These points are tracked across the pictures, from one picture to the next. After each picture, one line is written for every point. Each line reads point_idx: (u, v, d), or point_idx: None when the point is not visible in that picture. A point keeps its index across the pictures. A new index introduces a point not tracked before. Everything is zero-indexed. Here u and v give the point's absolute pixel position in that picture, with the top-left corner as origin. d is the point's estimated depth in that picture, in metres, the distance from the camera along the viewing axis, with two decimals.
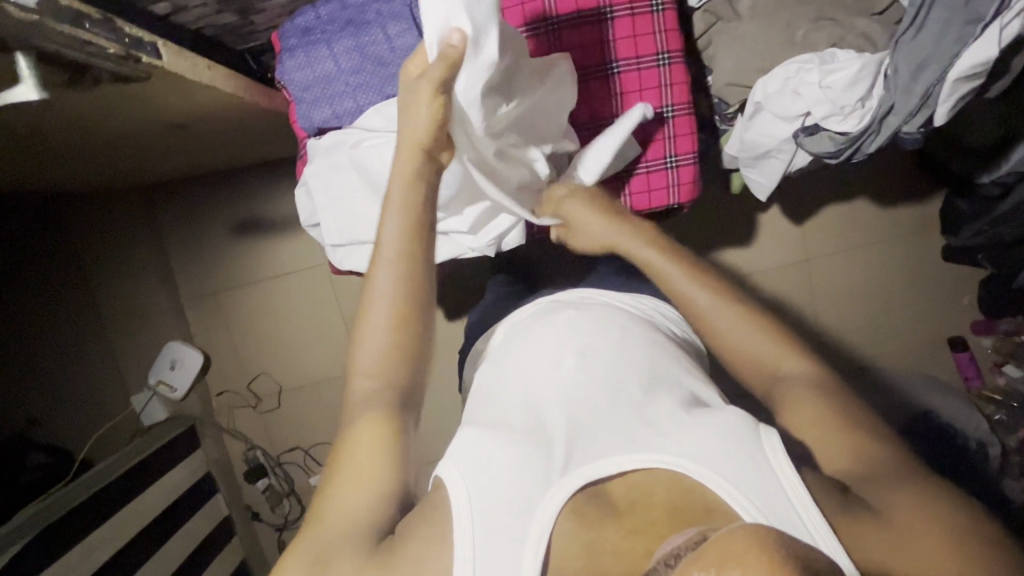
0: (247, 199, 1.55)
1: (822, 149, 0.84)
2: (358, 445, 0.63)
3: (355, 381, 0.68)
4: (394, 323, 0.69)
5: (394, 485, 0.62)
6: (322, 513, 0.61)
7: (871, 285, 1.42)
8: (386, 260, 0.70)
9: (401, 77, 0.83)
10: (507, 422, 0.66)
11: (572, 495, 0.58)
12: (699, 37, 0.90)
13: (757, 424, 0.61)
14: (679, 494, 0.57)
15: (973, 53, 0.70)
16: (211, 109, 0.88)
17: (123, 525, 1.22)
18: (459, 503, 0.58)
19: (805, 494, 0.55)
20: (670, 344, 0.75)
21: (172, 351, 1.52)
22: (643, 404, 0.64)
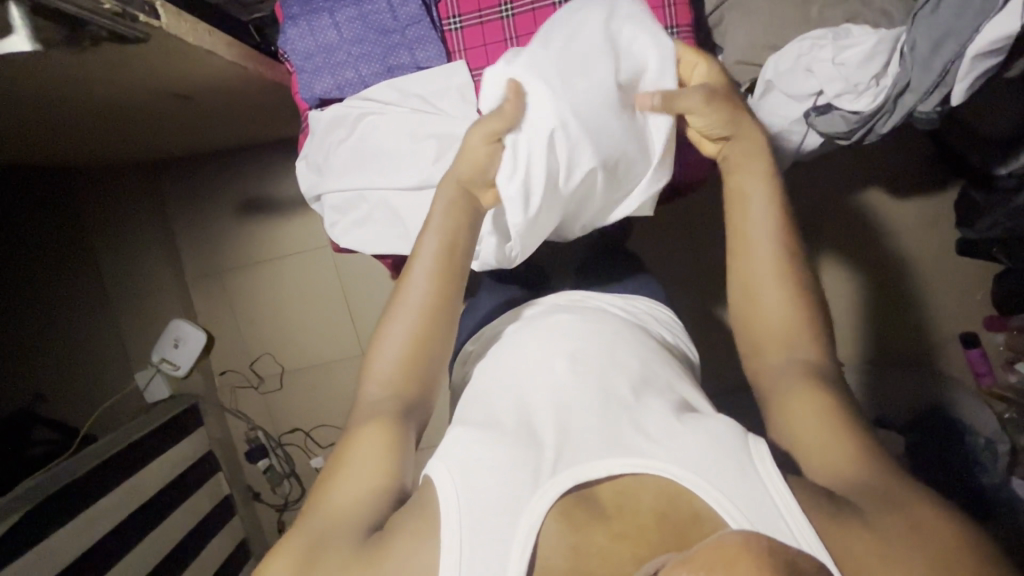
0: (255, 178, 1.55)
1: (833, 129, 0.82)
2: (364, 445, 0.63)
3: (368, 384, 0.69)
4: (413, 339, 0.69)
5: (389, 485, 0.61)
6: (320, 509, 0.60)
7: (879, 279, 1.40)
8: (417, 278, 0.71)
9: (404, 47, 0.83)
10: (498, 423, 0.63)
11: (559, 498, 0.56)
12: (711, 10, 0.88)
13: (747, 432, 0.59)
14: (668, 501, 0.55)
15: (993, 28, 0.67)
16: (211, 78, 0.87)
17: (128, 494, 1.23)
18: (447, 506, 0.56)
19: (798, 511, 0.53)
20: (661, 351, 0.72)
21: (176, 329, 1.54)
22: (633, 409, 0.62)
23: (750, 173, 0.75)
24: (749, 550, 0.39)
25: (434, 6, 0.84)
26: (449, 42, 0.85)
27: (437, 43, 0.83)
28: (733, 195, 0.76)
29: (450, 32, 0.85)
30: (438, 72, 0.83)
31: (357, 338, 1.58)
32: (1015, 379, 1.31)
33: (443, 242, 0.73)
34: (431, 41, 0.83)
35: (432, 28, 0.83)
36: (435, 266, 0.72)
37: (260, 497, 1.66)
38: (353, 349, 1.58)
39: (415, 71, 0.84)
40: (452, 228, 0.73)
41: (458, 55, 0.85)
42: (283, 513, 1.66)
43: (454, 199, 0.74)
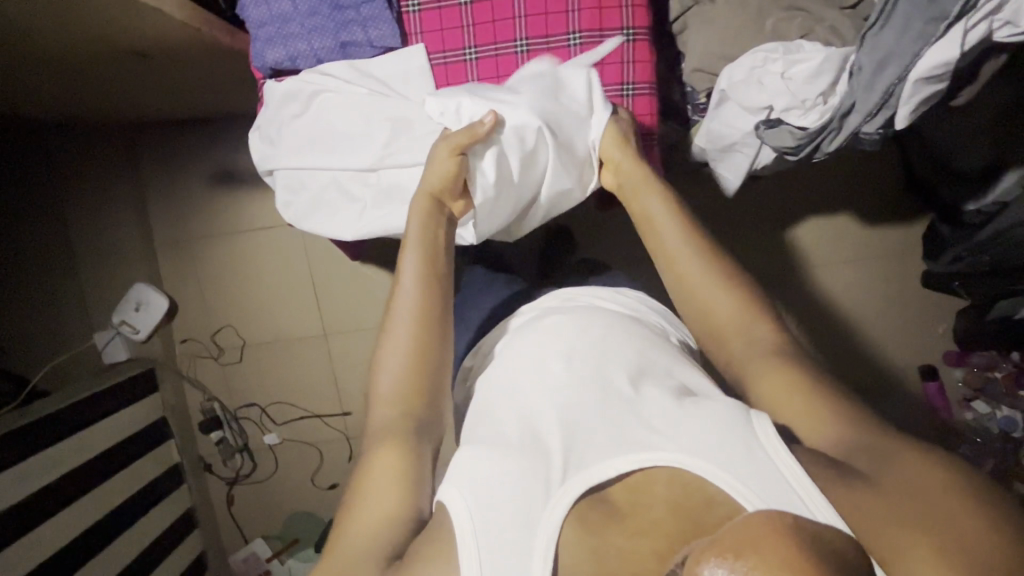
0: (222, 145, 1.48)
1: (781, 143, 0.86)
2: (377, 471, 0.63)
3: (376, 408, 0.68)
4: (408, 359, 0.69)
5: (406, 510, 0.61)
6: (343, 538, 0.60)
7: (845, 296, 1.44)
8: (404, 292, 0.72)
9: (358, 24, 0.82)
10: (503, 432, 0.63)
11: (574, 500, 0.57)
12: (675, 19, 0.91)
13: (749, 410, 0.61)
14: (681, 491, 0.56)
15: (934, 54, 0.70)
16: (177, 40, 0.83)
17: (67, 456, 1.17)
18: (456, 513, 0.57)
19: (817, 494, 0.53)
20: (656, 338, 0.73)
21: (136, 292, 1.48)
22: (635, 400, 0.63)
23: (635, 183, 0.81)
24: (779, 538, 0.41)
25: None
26: (407, 24, 0.84)
27: (392, 23, 0.82)
28: (639, 218, 0.81)
29: (409, 13, 0.84)
30: (396, 54, 0.83)
31: (321, 316, 1.54)
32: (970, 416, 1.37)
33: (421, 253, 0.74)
34: (386, 19, 0.82)
35: (389, 8, 0.82)
36: (416, 281, 0.72)
37: (211, 469, 1.61)
38: (317, 328, 1.55)
39: (370, 50, 0.84)
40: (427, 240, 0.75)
41: (415, 38, 0.84)
42: (234, 487, 1.61)
43: (426, 211, 0.76)
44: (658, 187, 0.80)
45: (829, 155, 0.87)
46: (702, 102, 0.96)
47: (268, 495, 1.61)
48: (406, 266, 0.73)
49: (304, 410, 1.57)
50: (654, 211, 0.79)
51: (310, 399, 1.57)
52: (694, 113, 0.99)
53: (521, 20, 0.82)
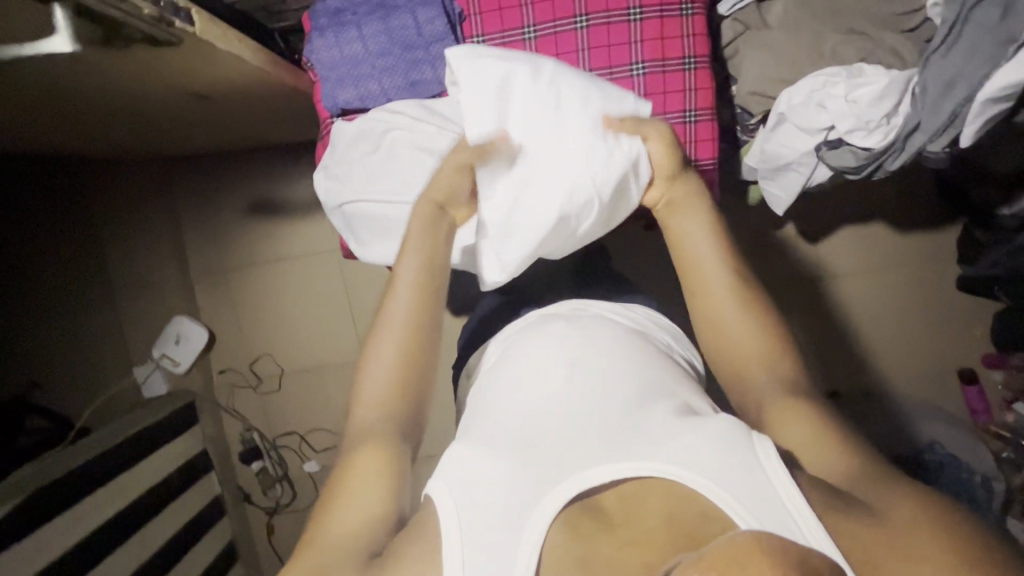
0: (265, 181, 1.55)
1: (843, 163, 0.83)
2: (360, 469, 0.65)
3: (360, 407, 0.70)
4: (396, 356, 0.71)
5: (389, 511, 0.64)
6: (323, 533, 0.62)
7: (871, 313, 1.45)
8: (401, 293, 0.74)
9: (427, 64, 0.82)
10: (502, 436, 0.64)
11: (564, 506, 0.57)
12: (726, 44, 0.89)
13: (751, 431, 0.60)
14: (674, 503, 0.56)
15: (1002, 76, 0.68)
16: (234, 81, 0.88)
17: (117, 495, 1.22)
18: (447, 518, 0.58)
19: (808, 513, 0.54)
20: (658, 355, 0.73)
21: (177, 326, 1.55)
22: (631, 408, 0.64)
23: (686, 206, 0.79)
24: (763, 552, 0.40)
25: (459, 24, 0.84)
26: None
27: None
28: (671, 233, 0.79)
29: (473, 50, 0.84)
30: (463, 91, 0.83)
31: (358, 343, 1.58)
32: (1011, 418, 1.37)
33: (421, 258, 0.75)
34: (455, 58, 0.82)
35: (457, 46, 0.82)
36: (414, 285, 0.74)
37: (250, 499, 1.64)
38: (354, 355, 1.58)
39: (438, 87, 0.83)
40: (429, 242, 0.76)
41: None
42: (274, 516, 1.64)
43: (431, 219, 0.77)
44: (700, 206, 0.79)
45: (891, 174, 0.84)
46: (753, 122, 0.93)
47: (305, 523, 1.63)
48: (405, 266, 0.75)
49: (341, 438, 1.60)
50: (703, 252, 0.77)
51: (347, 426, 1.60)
52: (743, 134, 0.96)
53: (585, 51, 0.82)
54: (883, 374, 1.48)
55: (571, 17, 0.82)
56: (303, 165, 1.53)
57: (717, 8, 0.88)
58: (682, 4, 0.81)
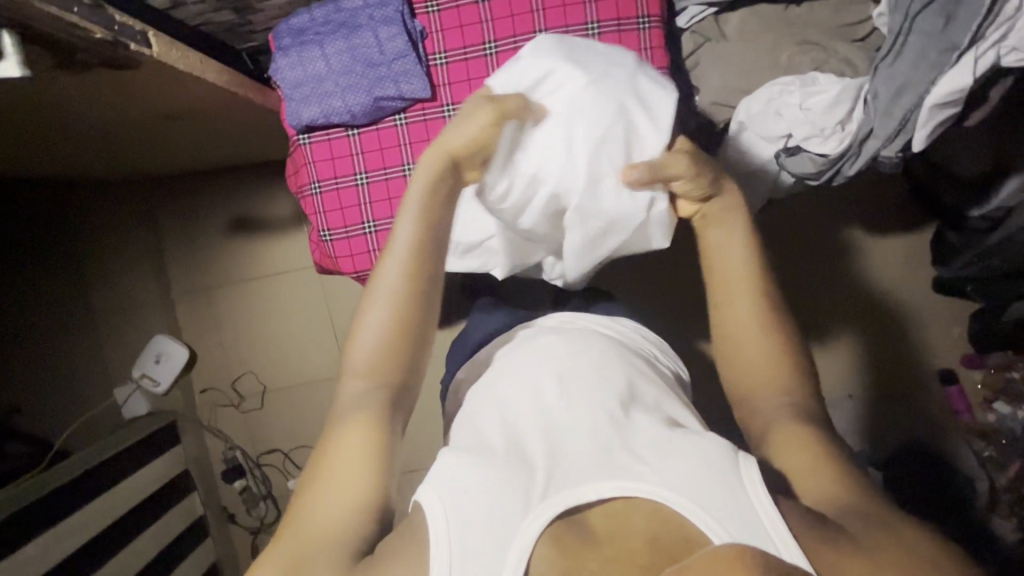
0: (245, 198, 1.56)
1: (801, 170, 0.85)
2: (346, 438, 0.65)
3: (349, 373, 0.70)
4: (389, 322, 0.70)
5: (375, 496, 0.62)
6: (305, 515, 0.61)
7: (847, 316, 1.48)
8: (397, 259, 0.70)
9: (390, 80, 0.83)
10: (492, 445, 0.65)
11: (550, 521, 0.57)
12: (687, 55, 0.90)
13: (737, 451, 0.61)
14: (659, 524, 0.56)
15: (947, 82, 0.70)
16: (203, 102, 0.89)
17: (96, 517, 1.20)
18: (435, 528, 0.58)
19: (786, 530, 0.55)
20: (646, 370, 0.75)
21: (157, 344, 1.53)
22: (623, 424, 0.65)
23: (717, 218, 0.79)
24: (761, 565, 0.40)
25: (421, 41, 0.85)
26: (433, 77, 0.85)
27: (423, 77, 0.83)
28: (710, 252, 0.79)
29: (436, 66, 0.85)
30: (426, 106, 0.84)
31: (341, 358, 1.58)
32: (994, 417, 1.41)
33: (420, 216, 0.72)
34: (418, 75, 0.83)
35: (419, 62, 0.83)
36: (410, 248, 0.70)
37: (235, 519, 1.62)
38: (337, 370, 1.58)
39: (401, 103, 0.84)
40: (433, 196, 0.72)
41: (442, 90, 0.85)
42: (258, 535, 1.62)
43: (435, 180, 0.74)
44: (743, 228, 0.79)
45: (849, 179, 0.85)
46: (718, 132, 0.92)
47: None
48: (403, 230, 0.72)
49: None
50: (733, 273, 0.77)
51: None
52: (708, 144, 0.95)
53: None
54: (863, 376, 1.49)
55: (532, 32, 0.83)
56: (282, 181, 1.54)
57: (676, 21, 0.90)
58: (639, 18, 0.83)
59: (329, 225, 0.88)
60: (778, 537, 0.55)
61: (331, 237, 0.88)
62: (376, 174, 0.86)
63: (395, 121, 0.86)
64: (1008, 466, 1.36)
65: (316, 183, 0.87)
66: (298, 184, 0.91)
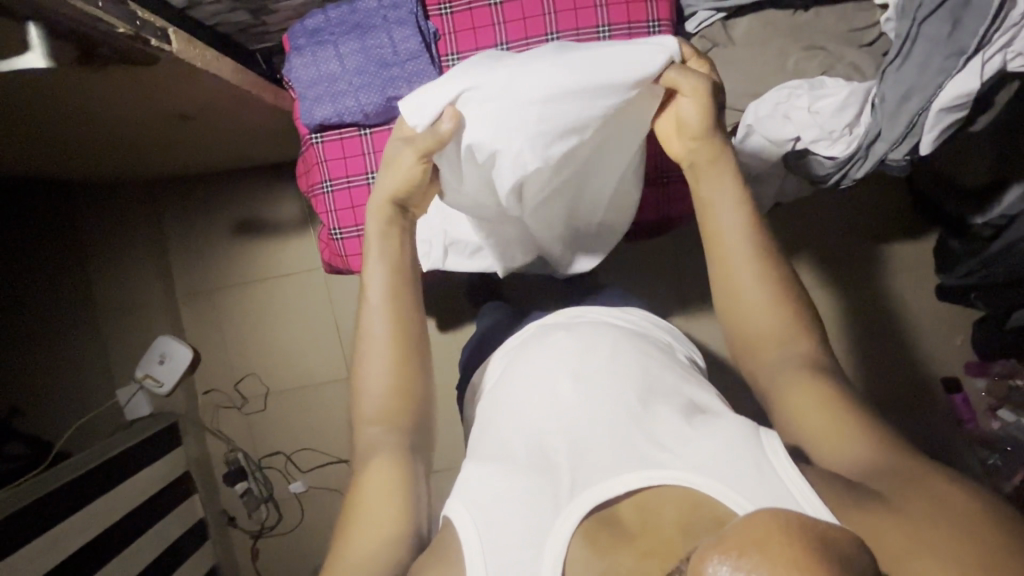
0: (251, 200, 1.56)
1: (810, 172, 0.85)
2: (374, 481, 0.66)
3: (364, 424, 0.72)
4: (388, 363, 0.73)
5: (410, 525, 0.64)
6: (345, 557, 0.62)
7: (851, 322, 1.48)
8: (376, 304, 0.74)
9: (403, 80, 0.83)
10: (511, 451, 0.65)
11: (581, 519, 0.58)
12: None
13: (757, 427, 0.61)
14: (689, 510, 0.56)
15: (956, 85, 0.71)
16: (217, 102, 0.90)
17: (97, 517, 1.19)
18: (467, 536, 0.58)
19: (812, 495, 0.55)
20: (662, 357, 0.74)
21: (161, 345, 1.53)
22: (643, 414, 0.65)
23: (712, 172, 0.75)
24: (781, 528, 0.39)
25: (434, 43, 0.86)
26: None
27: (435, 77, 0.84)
28: (703, 206, 0.76)
29: (448, 68, 0.86)
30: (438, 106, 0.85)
31: (345, 360, 1.57)
32: (998, 425, 1.39)
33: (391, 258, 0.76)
34: (430, 75, 0.84)
35: (432, 63, 0.84)
36: (388, 296, 0.74)
37: (234, 522, 1.60)
38: (341, 372, 1.58)
39: None
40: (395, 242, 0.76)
41: None
42: (258, 540, 1.60)
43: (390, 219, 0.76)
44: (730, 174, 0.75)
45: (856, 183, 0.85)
46: None
47: (291, 547, 1.59)
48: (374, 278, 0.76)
49: (327, 457, 1.58)
50: (728, 224, 0.74)
51: (334, 445, 1.58)
52: None
53: None
54: (869, 383, 1.48)
55: (543, 35, 0.84)
56: (288, 184, 1.55)
57: (685, 25, 0.91)
58: (650, 22, 0.85)
59: (339, 223, 0.89)
60: (815, 509, 0.54)
61: (341, 236, 0.89)
62: None
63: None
64: (1014, 475, 1.32)
65: (328, 182, 0.88)
66: (309, 183, 0.91)
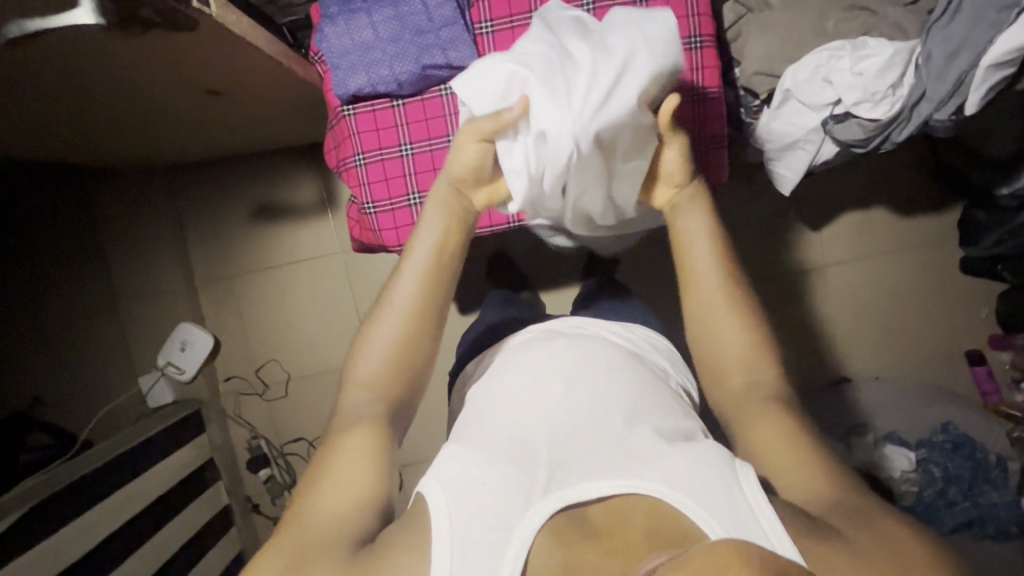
0: (268, 184, 1.55)
1: (850, 136, 0.84)
2: (349, 450, 0.65)
3: (353, 390, 0.71)
4: (398, 342, 0.72)
5: (374, 502, 0.63)
6: (304, 516, 0.61)
7: (875, 296, 1.48)
8: (408, 279, 0.74)
9: (438, 47, 0.82)
10: (496, 443, 0.65)
11: (548, 516, 0.57)
12: (728, 26, 0.90)
13: (734, 458, 0.62)
14: (657, 521, 0.56)
15: (1006, 39, 0.69)
16: (245, 73, 0.89)
17: (127, 500, 1.20)
18: (439, 523, 0.57)
19: (779, 525, 0.55)
20: (650, 376, 0.75)
21: (181, 332, 1.47)
22: (625, 428, 0.65)
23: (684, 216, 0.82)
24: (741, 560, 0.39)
25: (467, 10, 0.84)
26: (480, 45, 0.85)
27: (470, 44, 0.82)
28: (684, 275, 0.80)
29: (482, 35, 0.85)
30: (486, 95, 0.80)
31: None
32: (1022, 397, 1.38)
33: (435, 240, 0.76)
34: (465, 42, 0.82)
35: (466, 30, 0.83)
36: (419, 277, 0.74)
37: (259, 509, 1.62)
38: None
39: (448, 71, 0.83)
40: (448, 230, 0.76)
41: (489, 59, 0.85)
42: None
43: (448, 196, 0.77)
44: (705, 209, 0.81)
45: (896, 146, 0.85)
46: (757, 103, 0.95)
47: None
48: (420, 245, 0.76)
49: None
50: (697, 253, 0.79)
51: None
52: (747, 116, 0.97)
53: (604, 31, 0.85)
54: (893, 359, 1.48)
55: None
56: (308, 167, 1.54)
57: None
58: None
59: (372, 197, 0.88)
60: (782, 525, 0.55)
61: (375, 210, 0.88)
62: (421, 145, 0.86)
63: (440, 91, 0.85)
64: None
65: (361, 155, 0.87)
66: (340, 157, 0.91)
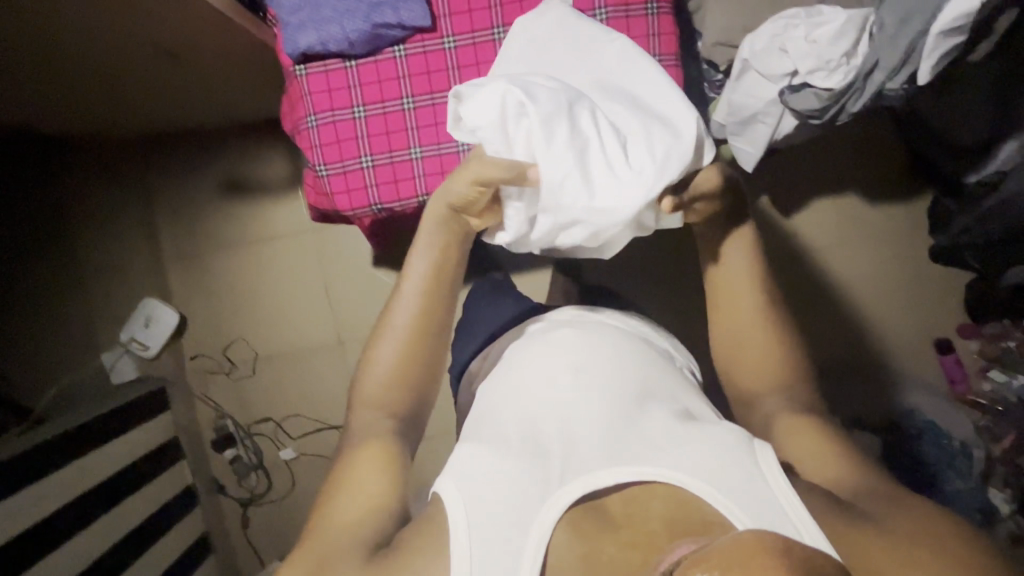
0: (237, 159, 1.53)
1: (806, 106, 0.83)
2: (361, 462, 0.66)
3: (362, 407, 0.72)
4: (400, 355, 0.73)
5: (391, 512, 0.64)
6: (324, 526, 0.63)
7: (844, 282, 1.48)
8: (410, 296, 0.73)
9: (388, 6, 0.81)
10: (508, 437, 0.65)
11: (569, 509, 0.58)
12: None
13: (753, 440, 0.63)
14: (677, 510, 0.57)
15: (955, 5, 0.70)
16: (198, 30, 0.87)
17: (84, 473, 1.17)
18: (456, 521, 0.58)
19: (801, 511, 0.56)
20: (659, 360, 0.75)
21: (146, 308, 1.50)
22: (638, 416, 0.65)
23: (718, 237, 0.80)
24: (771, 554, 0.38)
25: None
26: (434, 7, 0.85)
27: (422, 3, 0.82)
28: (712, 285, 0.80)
29: None
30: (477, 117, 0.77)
31: (336, 326, 1.56)
32: (988, 386, 1.39)
33: (433, 260, 0.74)
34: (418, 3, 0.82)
35: None
36: (423, 288, 0.73)
37: (224, 490, 1.59)
38: (332, 339, 1.56)
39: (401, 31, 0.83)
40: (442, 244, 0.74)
41: (443, 21, 0.85)
42: (248, 507, 1.59)
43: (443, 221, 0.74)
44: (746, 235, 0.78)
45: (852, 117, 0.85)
46: (719, 77, 0.95)
47: (282, 514, 1.58)
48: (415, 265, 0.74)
49: (318, 423, 1.56)
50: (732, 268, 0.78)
51: (326, 411, 1.57)
52: (710, 91, 0.98)
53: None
54: (862, 346, 1.48)
55: None
56: (278, 143, 1.52)
57: None
58: None
59: (324, 159, 0.86)
60: (807, 519, 0.56)
61: (327, 172, 0.87)
62: (373, 107, 0.85)
63: (393, 52, 0.85)
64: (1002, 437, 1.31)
65: (312, 116, 0.86)
66: (295, 120, 0.89)
